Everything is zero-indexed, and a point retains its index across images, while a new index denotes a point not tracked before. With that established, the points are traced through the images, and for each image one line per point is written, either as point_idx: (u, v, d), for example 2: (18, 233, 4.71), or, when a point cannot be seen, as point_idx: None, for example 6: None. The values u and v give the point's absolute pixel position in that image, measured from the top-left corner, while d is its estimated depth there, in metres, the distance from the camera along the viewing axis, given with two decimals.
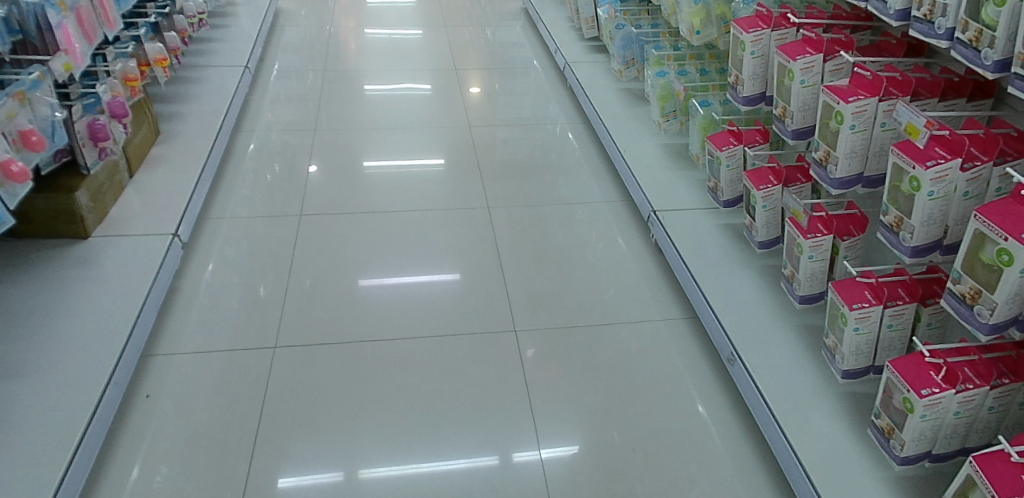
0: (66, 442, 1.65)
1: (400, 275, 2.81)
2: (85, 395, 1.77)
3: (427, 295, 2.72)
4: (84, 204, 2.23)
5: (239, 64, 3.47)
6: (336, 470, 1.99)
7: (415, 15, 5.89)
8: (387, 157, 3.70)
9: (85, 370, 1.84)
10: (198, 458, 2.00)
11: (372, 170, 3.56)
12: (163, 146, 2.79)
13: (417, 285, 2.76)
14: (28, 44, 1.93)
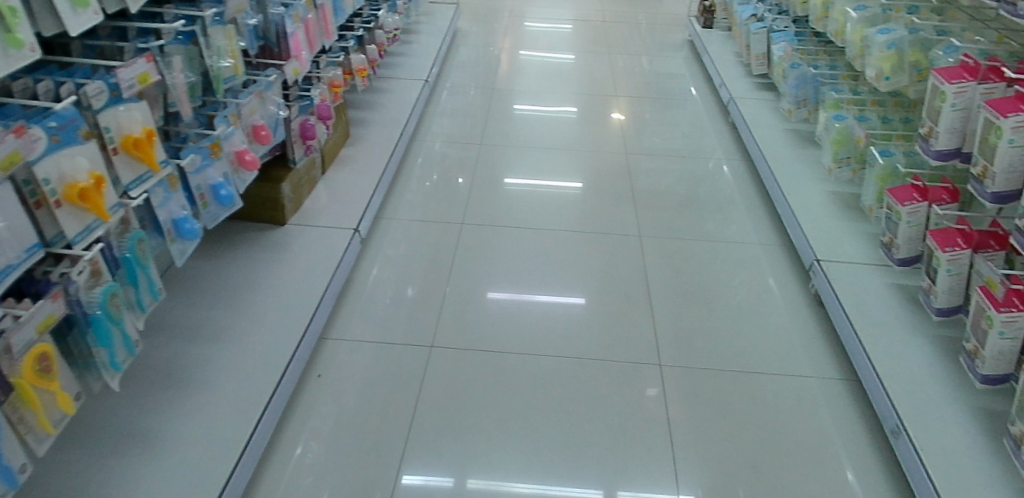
0: None
1: (533, 293, 2.84)
2: None
3: (558, 316, 2.73)
4: (286, 195, 2.42)
5: (420, 78, 3.70)
6: (447, 475, 2.03)
7: (579, 40, 5.99)
8: (528, 177, 3.76)
9: None
10: (348, 440, 2.13)
11: (513, 188, 3.63)
12: (351, 147, 3.03)
13: (544, 305, 2.78)
14: (267, 50, 2.19)
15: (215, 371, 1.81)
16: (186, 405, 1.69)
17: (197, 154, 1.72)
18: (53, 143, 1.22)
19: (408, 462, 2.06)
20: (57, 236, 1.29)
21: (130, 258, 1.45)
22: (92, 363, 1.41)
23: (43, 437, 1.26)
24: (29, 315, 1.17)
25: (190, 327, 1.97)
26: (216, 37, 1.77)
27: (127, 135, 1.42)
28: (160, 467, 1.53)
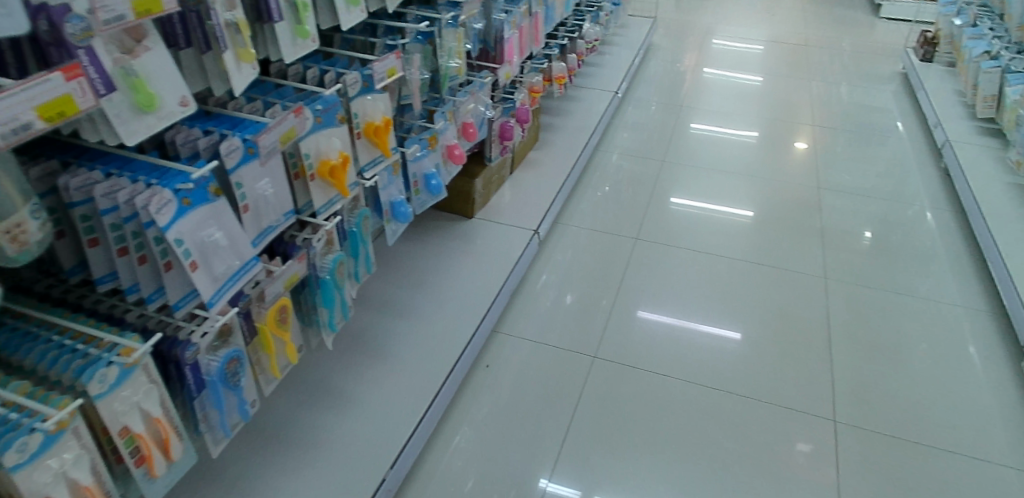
0: None
1: (699, 322, 2.72)
2: None
3: (716, 351, 2.58)
4: (478, 190, 2.51)
5: (610, 89, 3.73)
6: (575, 488, 2.03)
7: (774, 63, 5.70)
8: (701, 200, 3.60)
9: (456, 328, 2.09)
10: (502, 433, 2.19)
11: (677, 207, 3.49)
12: (538, 151, 3.13)
13: (703, 337, 2.64)
14: (486, 54, 2.32)
15: (398, 344, 1.93)
16: (371, 372, 1.82)
17: (418, 145, 1.86)
18: (317, 124, 1.38)
19: (554, 466, 2.09)
20: (305, 204, 1.46)
21: (355, 232, 1.60)
22: (314, 321, 1.57)
23: (271, 380, 1.40)
24: (280, 272, 1.32)
25: (381, 299, 2.12)
26: (448, 38, 1.90)
27: (370, 122, 1.57)
28: (346, 425, 1.66)
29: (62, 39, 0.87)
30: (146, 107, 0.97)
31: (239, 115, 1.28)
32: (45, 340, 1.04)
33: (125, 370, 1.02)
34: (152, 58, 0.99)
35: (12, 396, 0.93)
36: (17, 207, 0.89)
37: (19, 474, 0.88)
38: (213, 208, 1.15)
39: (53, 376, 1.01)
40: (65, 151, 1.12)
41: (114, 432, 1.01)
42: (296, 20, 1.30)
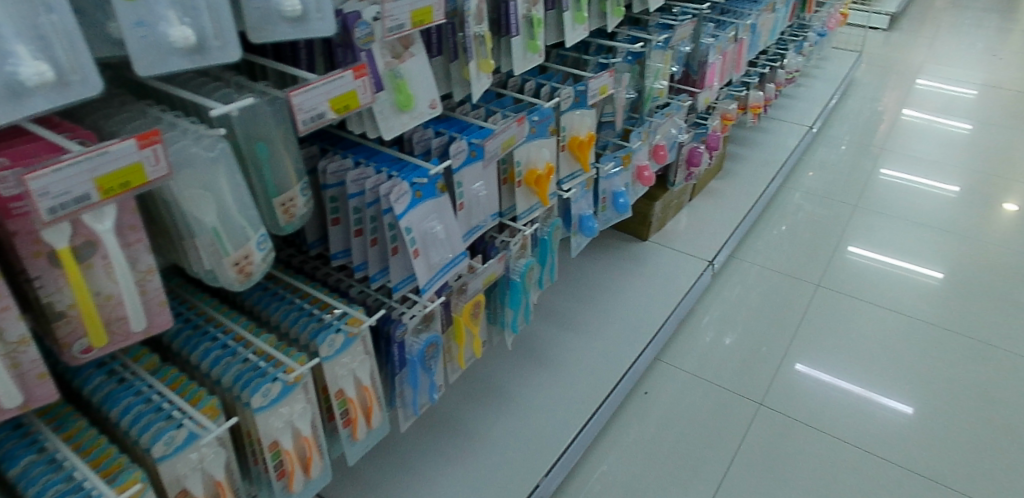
0: (589, 400, 1.79)
1: (881, 394, 2.20)
2: (612, 367, 1.91)
3: (903, 430, 2.08)
4: (656, 213, 2.49)
5: (804, 124, 3.54)
6: None
7: (1001, 112, 5.06)
8: (891, 253, 3.01)
9: (618, 347, 2.00)
10: (644, 477, 1.89)
11: (856, 257, 2.96)
12: (721, 181, 3.03)
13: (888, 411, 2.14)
14: (688, 77, 2.29)
15: (561, 355, 1.95)
16: (532, 379, 1.84)
17: (613, 162, 1.86)
18: (531, 133, 1.45)
19: None
20: (508, 208, 1.53)
21: (546, 241, 1.64)
22: (498, 320, 1.64)
23: (456, 370, 1.49)
24: (480, 269, 1.41)
25: (549, 308, 2.14)
26: (655, 60, 1.91)
27: (575, 136, 1.62)
28: (505, 425, 1.70)
29: (351, 43, 0.98)
30: (403, 107, 1.08)
31: (466, 120, 1.38)
32: (289, 302, 1.17)
33: (349, 338, 1.12)
34: (413, 64, 1.09)
35: (262, 345, 1.05)
36: (291, 183, 0.99)
37: (261, 415, 0.98)
38: (438, 202, 1.24)
39: (292, 333, 1.13)
40: (322, 140, 1.26)
41: (332, 393, 1.13)
42: (529, 35, 1.37)
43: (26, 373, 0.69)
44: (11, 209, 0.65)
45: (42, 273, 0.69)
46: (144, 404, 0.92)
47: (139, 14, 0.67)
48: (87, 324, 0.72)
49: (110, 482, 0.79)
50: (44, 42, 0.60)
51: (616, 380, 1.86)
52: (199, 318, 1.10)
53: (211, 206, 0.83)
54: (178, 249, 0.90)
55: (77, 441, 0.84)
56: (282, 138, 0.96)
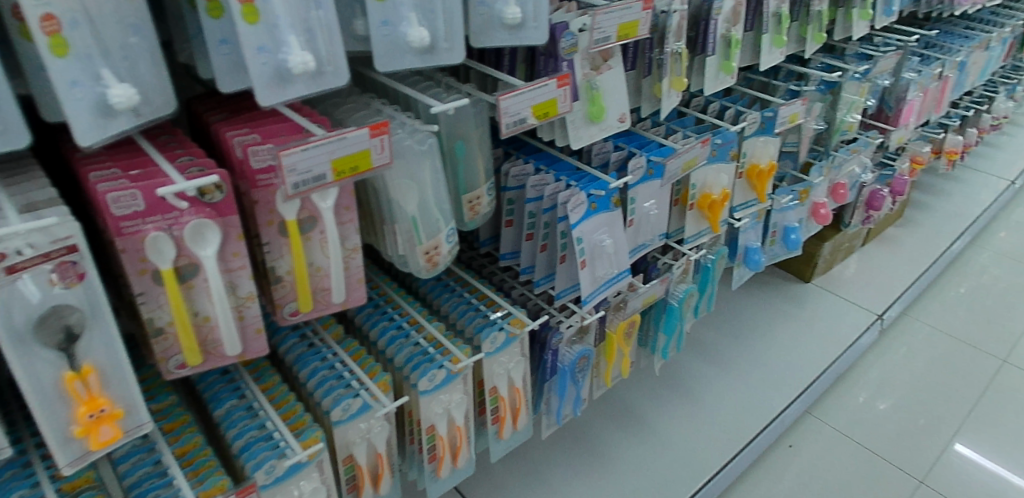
0: (729, 444, 1.70)
1: None
2: (758, 413, 1.81)
3: None
4: (824, 255, 2.33)
5: (1006, 177, 3.16)
6: None
7: None
8: None
9: (765, 393, 1.88)
10: None
11: None
12: (899, 229, 2.77)
13: None
14: (881, 113, 2.13)
15: (704, 389, 1.87)
16: (671, 409, 1.78)
17: (789, 195, 1.76)
18: (712, 156, 1.42)
19: None
20: (676, 230, 1.50)
21: (708, 269, 1.59)
22: (648, 343, 1.62)
23: (601, 386, 1.51)
24: (642, 289, 1.41)
25: (696, 338, 2.06)
26: (849, 91, 1.79)
27: (754, 165, 1.56)
28: (637, 450, 1.66)
29: (555, 51, 1.00)
30: (594, 118, 1.09)
31: (646, 135, 1.36)
32: (459, 294, 1.23)
33: (509, 338, 1.15)
34: (610, 76, 1.10)
35: (433, 332, 1.11)
36: (480, 182, 1.03)
37: (425, 398, 1.04)
38: (611, 216, 1.23)
39: (458, 325, 1.18)
40: (507, 143, 1.31)
41: (487, 388, 1.17)
42: (724, 56, 1.33)
43: (247, 326, 0.77)
44: (258, 180, 0.73)
45: (271, 240, 0.77)
46: (328, 369, 1.01)
47: (385, 14, 0.74)
48: (298, 289, 0.80)
49: (297, 436, 0.87)
50: (311, 34, 0.66)
51: (760, 428, 1.76)
52: (380, 298, 1.18)
53: (415, 196, 0.89)
54: (377, 232, 0.97)
55: (272, 393, 0.94)
56: (478, 139, 1.01)
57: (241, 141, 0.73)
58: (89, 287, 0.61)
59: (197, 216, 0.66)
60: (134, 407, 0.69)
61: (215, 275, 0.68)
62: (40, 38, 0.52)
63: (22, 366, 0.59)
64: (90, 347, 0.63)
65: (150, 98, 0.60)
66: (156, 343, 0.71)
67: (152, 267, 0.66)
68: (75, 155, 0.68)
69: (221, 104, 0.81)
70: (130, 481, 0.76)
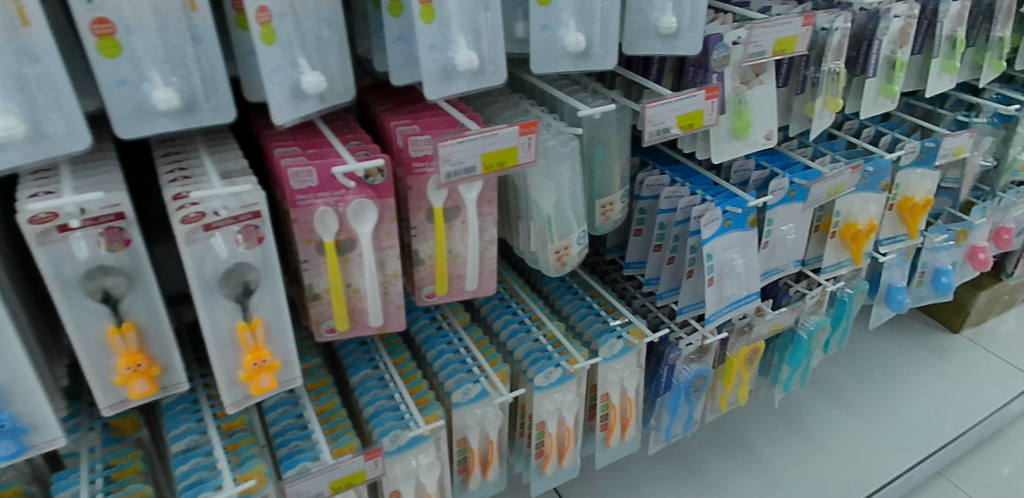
0: (847, 493, 1.59)
1: None
2: (883, 465, 1.68)
3: None
4: (978, 305, 2.11)
5: None
6: None
7: None
8: None
9: (894, 444, 1.74)
10: None
11: None
12: None
13: None
14: None
15: (825, 429, 1.76)
16: (786, 444, 1.70)
17: (944, 234, 1.62)
18: (860, 185, 1.35)
19: None
20: (813, 258, 1.43)
21: (844, 303, 1.50)
22: (770, 372, 1.56)
23: (715, 410, 1.47)
24: (770, 315, 1.36)
25: (821, 374, 1.95)
26: None
27: (908, 197, 1.45)
28: (745, 480, 1.60)
29: (706, 63, 1.00)
30: (739, 133, 1.07)
31: (791, 156, 1.31)
32: (581, 297, 1.25)
33: (627, 347, 1.15)
34: (761, 91, 1.07)
35: (553, 331, 1.14)
36: (615, 188, 1.04)
37: (540, 394, 1.07)
38: (745, 235, 1.20)
39: (578, 327, 1.20)
40: (644, 152, 1.31)
41: (600, 394, 1.18)
42: (886, 78, 1.25)
43: (390, 301, 0.83)
44: (414, 167, 0.78)
45: (419, 225, 0.83)
46: (453, 353, 1.06)
47: (546, 19, 0.78)
48: (436, 273, 0.86)
49: (421, 411, 0.95)
50: (477, 35, 0.70)
51: (885, 482, 1.63)
52: (506, 291, 1.23)
53: (552, 195, 0.91)
54: (512, 227, 1.00)
55: (403, 368, 1.02)
56: (618, 146, 1.02)
57: (402, 130, 0.79)
58: (266, 250, 0.67)
59: (360, 196, 0.73)
60: (289, 362, 0.75)
61: (369, 250, 0.75)
62: (254, 27, 0.58)
63: (206, 312, 0.67)
64: (260, 302, 0.69)
65: (334, 85, 0.67)
66: (313, 306, 0.79)
67: (317, 238, 0.74)
68: (265, 132, 0.77)
69: (388, 95, 0.88)
70: (276, 428, 0.88)
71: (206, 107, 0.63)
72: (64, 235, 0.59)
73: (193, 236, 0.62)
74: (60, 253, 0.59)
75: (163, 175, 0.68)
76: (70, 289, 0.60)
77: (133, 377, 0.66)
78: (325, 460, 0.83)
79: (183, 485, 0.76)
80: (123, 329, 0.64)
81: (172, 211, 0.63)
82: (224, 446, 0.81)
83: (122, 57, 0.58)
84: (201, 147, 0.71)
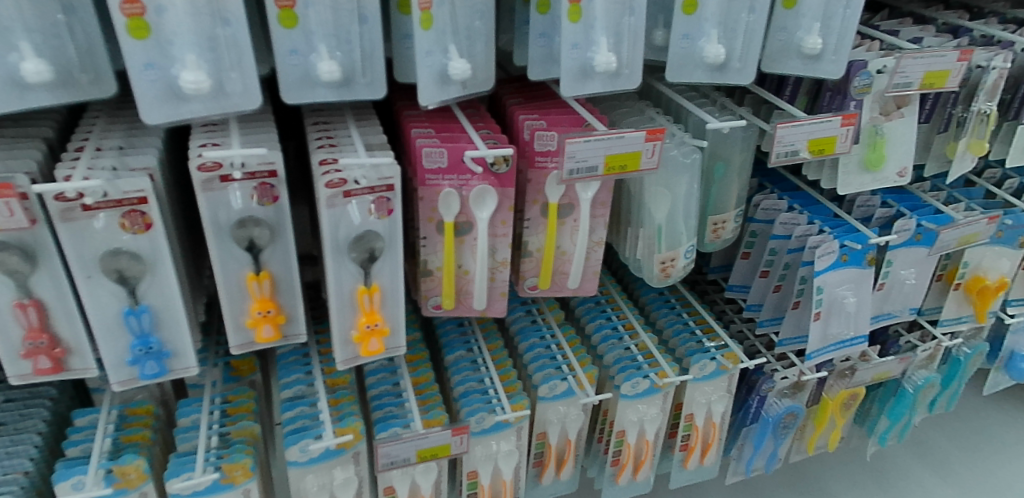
0: None
1: None
2: None
3: None
4: None
5: None
6: None
7: None
8: None
9: None
10: None
11: None
12: None
13: None
14: None
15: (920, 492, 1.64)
16: None
17: None
18: (995, 237, 1.26)
19: None
20: (931, 309, 1.34)
21: (959, 362, 1.40)
22: (866, 422, 1.47)
23: (802, 451, 1.41)
24: (875, 362, 1.29)
25: (922, 433, 1.81)
26: None
27: None
28: None
29: (845, 89, 0.96)
30: (871, 166, 1.02)
31: (922, 198, 1.23)
32: (677, 313, 1.23)
33: (719, 370, 1.13)
34: (901, 125, 1.02)
35: (646, 341, 1.13)
36: (729, 207, 1.03)
37: (624, 402, 1.07)
38: (861, 273, 1.14)
39: (671, 342, 1.19)
40: (763, 174, 1.28)
41: (684, 413, 1.16)
42: None
43: (495, 287, 0.87)
44: (536, 161, 0.82)
45: (533, 218, 0.86)
46: (545, 348, 1.08)
47: (688, 28, 0.78)
48: (542, 267, 0.88)
49: (509, 397, 0.97)
50: (618, 38, 0.70)
51: None
52: (603, 296, 1.23)
53: (667, 204, 0.91)
54: (620, 232, 1.01)
55: (496, 354, 1.05)
56: (739, 165, 1.00)
57: (530, 124, 0.82)
58: (394, 222, 0.73)
59: (483, 182, 0.77)
60: (398, 330, 0.81)
61: (484, 235, 0.79)
62: (415, 12, 0.62)
63: (334, 272, 0.74)
64: (381, 271, 0.76)
65: (477, 74, 0.69)
66: (424, 282, 0.84)
67: (438, 218, 0.79)
68: (405, 112, 0.82)
69: (519, 89, 0.91)
70: (374, 392, 0.94)
71: (361, 82, 0.67)
72: (225, 185, 0.65)
73: (333, 200, 0.69)
74: (218, 201, 0.66)
75: (312, 141, 0.74)
76: (222, 233, 0.67)
77: (263, 321, 0.72)
78: (416, 429, 0.87)
79: (288, 429, 0.84)
80: (261, 277, 0.71)
81: (317, 175, 0.69)
82: (328, 400, 0.88)
83: (297, 29, 0.63)
84: (350, 119, 0.77)
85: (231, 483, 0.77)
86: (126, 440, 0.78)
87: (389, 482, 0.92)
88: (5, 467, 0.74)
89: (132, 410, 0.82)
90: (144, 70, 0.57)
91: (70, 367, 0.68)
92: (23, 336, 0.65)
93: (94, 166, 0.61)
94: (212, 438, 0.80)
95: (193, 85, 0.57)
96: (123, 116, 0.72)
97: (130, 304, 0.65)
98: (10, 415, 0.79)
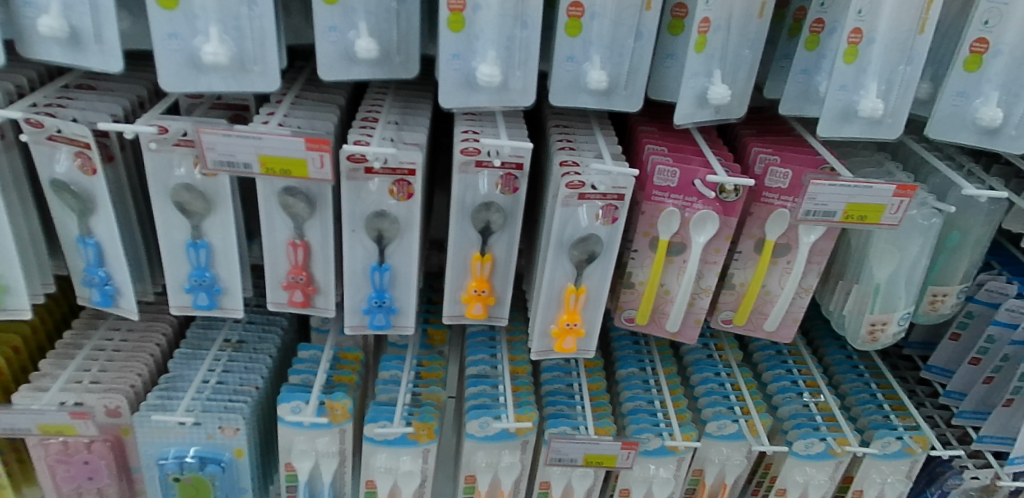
0: None
1: None
2: None
3: None
4: None
5: None
6: None
7: None
8: None
9: None
10: None
11: None
12: None
13: None
14: None
15: None
16: None
17: None
18: None
19: None
20: None
21: None
22: None
23: None
24: None
25: None
26: None
27: None
28: None
29: None
30: None
31: None
32: (864, 381, 1.15)
33: (904, 452, 1.04)
34: None
35: (829, 403, 1.06)
36: (955, 281, 0.94)
37: (793, 460, 1.02)
38: None
39: (854, 409, 1.11)
40: (992, 252, 1.16)
41: (853, 488, 1.08)
42: None
43: (692, 313, 0.87)
44: (762, 196, 0.80)
45: (744, 252, 0.85)
46: (718, 385, 1.06)
47: (965, 86, 0.74)
48: (742, 303, 0.87)
49: (678, 425, 0.96)
50: (890, 85, 0.70)
51: None
52: (787, 346, 1.19)
53: (892, 264, 0.86)
54: (828, 285, 0.97)
55: (669, 379, 1.05)
56: (977, 239, 0.92)
57: (764, 159, 0.81)
58: (616, 230, 0.75)
59: (707, 207, 0.77)
60: (592, 334, 0.84)
61: (695, 260, 0.80)
62: (692, 34, 0.65)
63: (551, 265, 0.78)
64: (591, 273, 0.79)
65: (732, 100, 0.70)
66: (624, 293, 0.86)
67: (654, 234, 0.80)
68: (640, 129, 0.85)
69: (754, 124, 0.91)
70: (548, 388, 0.97)
71: (621, 94, 0.69)
72: (478, 170, 0.71)
73: (568, 200, 0.73)
74: (469, 184, 0.72)
75: (553, 143, 0.78)
76: (465, 212, 0.74)
77: (475, 299, 0.79)
78: (587, 433, 0.89)
79: (470, 404, 0.90)
80: (485, 258, 0.77)
81: (557, 175, 0.73)
82: (510, 386, 0.93)
83: (579, 38, 0.66)
84: (593, 128, 0.81)
85: (416, 440, 0.84)
86: (337, 379, 0.88)
87: (547, 478, 0.95)
88: (242, 379, 0.85)
89: (345, 354, 0.92)
90: (451, 60, 0.64)
91: (316, 305, 0.77)
92: (288, 270, 0.75)
93: (381, 135, 0.69)
94: (407, 395, 0.88)
95: (488, 78, 0.63)
96: (403, 96, 0.81)
97: (377, 260, 0.73)
98: (251, 335, 0.92)
